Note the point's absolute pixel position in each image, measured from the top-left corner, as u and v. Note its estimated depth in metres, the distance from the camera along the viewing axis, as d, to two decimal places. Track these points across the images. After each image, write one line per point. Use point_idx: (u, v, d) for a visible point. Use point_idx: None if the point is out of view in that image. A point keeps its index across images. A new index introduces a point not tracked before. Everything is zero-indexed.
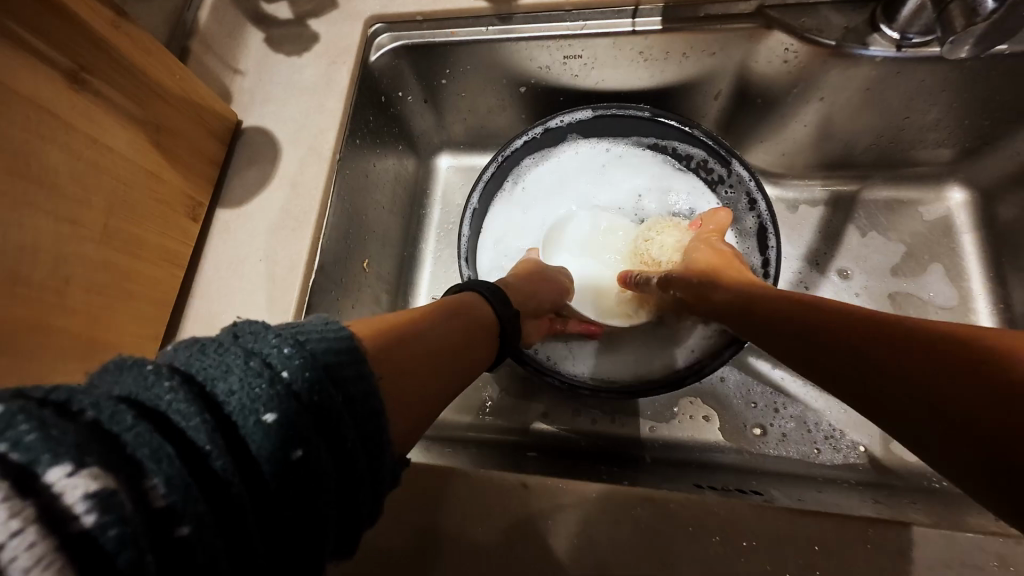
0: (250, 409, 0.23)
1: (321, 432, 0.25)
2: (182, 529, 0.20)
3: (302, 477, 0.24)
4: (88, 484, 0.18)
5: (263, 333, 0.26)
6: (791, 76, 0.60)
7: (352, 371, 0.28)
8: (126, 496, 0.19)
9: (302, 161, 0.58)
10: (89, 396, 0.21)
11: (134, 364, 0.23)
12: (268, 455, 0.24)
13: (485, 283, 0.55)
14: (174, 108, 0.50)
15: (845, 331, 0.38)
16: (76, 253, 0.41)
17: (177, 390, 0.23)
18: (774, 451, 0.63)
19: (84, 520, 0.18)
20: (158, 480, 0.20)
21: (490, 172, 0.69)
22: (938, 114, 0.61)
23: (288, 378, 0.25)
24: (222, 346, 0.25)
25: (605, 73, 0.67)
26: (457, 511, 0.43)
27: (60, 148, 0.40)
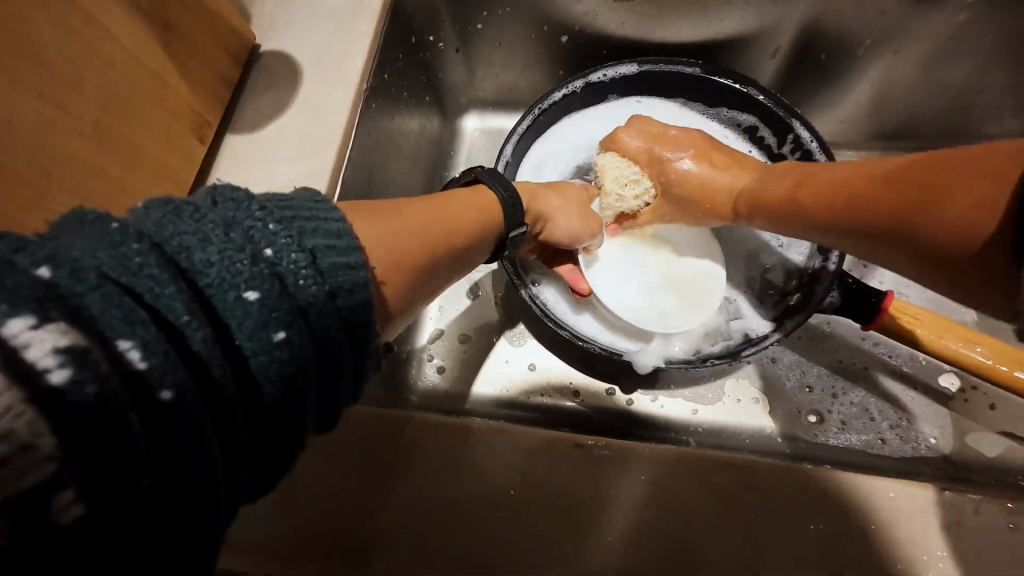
0: (231, 284, 0.23)
1: (304, 315, 0.25)
2: (163, 393, 0.21)
3: (284, 359, 0.25)
4: (57, 339, 0.18)
5: (245, 204, 0.25)
6: (865, 26, 0.56)
7: (341, 259, 0.27)
8: (99, 356, 0.19)
9: (324, 87, 0.53)
10: (47, 249, 0.20)
11: (97, 222, 0.22)
12: (248, 333, 0.23)
13: (501, 180, 0.47)
14: (191, 11, 0.44)
15: (839, 193, 0.43)
16: (61, 148, 0.35)
17: (148, 254, 0.22)
18: (834, 439, 0.57)
19: (55, 376, 0.18)
20: (130, 344, 0.20)
21: (526, 124, 0.62)
22: (1020, 74, 0.56)
23: (271, 256, 0.25)
24: (199, 214, 0.24)
25: (656, 21, 0.61)
26: (529, 474, 0.42)
27: (52, 19, 0.34)
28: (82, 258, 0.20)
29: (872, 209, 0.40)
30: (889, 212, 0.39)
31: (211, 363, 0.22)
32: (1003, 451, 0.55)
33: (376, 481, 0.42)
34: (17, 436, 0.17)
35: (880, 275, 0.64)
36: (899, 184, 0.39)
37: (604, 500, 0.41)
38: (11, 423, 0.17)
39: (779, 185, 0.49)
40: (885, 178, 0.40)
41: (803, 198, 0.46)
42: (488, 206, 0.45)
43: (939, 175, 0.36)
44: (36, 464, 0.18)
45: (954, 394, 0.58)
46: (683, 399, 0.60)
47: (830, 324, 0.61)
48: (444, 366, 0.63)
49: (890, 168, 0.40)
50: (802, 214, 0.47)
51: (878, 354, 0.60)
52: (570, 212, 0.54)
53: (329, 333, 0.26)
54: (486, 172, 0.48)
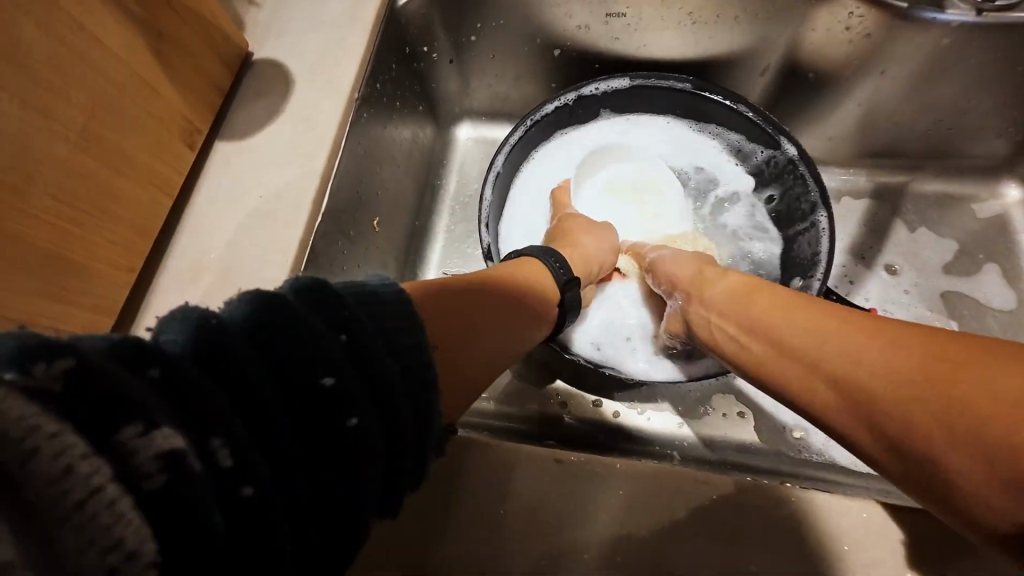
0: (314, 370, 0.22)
1: (379, 400, 0.24)
2: (246, 489, 0.19)
3: (366, 450, 0.22)
4: (162, 442, 0.17)
5: (325, 289, 0.24)
6: (852, 47, 0.56)
7: (409, 339, 0.26)
8: (193, 456, 0.18)
9: (317, 96, 0.53)
10: (151, 346, 0.19)
11: (194, 316, 0.21)
12: (329, 421, 0.22)
13: (550, 251, 0.50)
14: (183, 19, 0.44)
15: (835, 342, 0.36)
16: (45, 152, 0.35)
17: (239, 346, 0.21)
18: (817, 456, 0.57)
19: (154, 481, 0.17)
20: (220, 440, 0.19)
21: (518, 136, 0.62)
22: (1002, 97, 0.57)
23: (347, 341, 0.23)
24: (287, 302, 0.23)
25: (648, 37, 0.62)
26: (509, 489, 0.42)
27: (38, 25, 0.34)
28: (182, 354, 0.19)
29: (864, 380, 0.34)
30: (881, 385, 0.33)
31: (295, 457, 0.21)
32: None
33: None
34: (125, 544, 0.16)
35: (866, 292, 0.64)
36: (909, 360, 0.32)
37: (585, 517, 0.41)
38: (123, 532, 0.16)
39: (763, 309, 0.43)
40: (887, 344, 0.34)
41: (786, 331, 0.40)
42: (542, 280, 0.47)
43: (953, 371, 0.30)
44: (140, 575, 0.16)
45: None
46: (668, 413, 0.60)
47: None
48: None
49: (898, 338, 0.34)
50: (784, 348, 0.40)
51: None
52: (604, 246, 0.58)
53: (402, 413, 0.24)
54: (534, 248, 0.51)
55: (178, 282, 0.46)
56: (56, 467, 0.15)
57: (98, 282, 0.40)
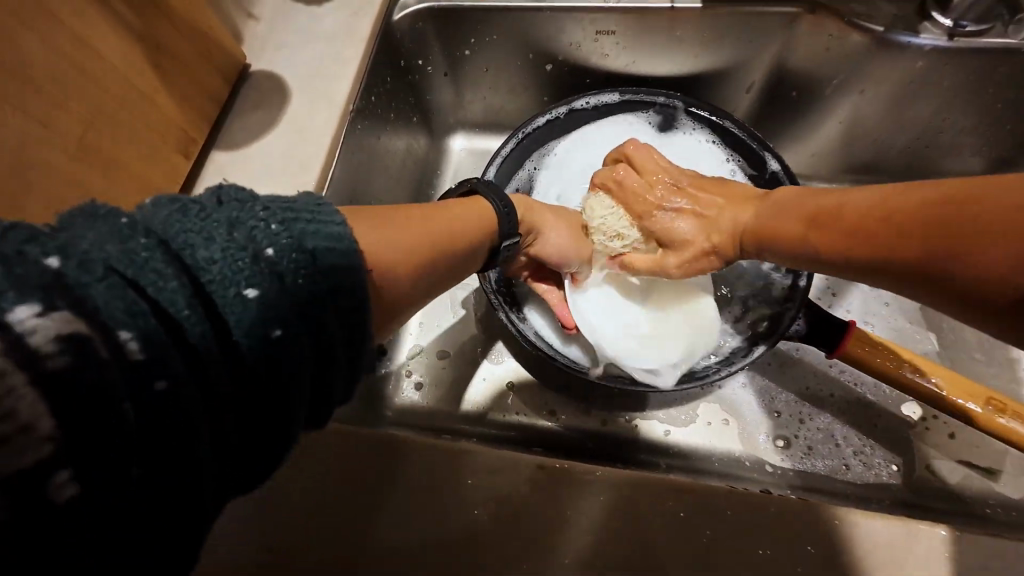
0: (231, 281, 0.24)
1: (301, 315, 0.26)
2: (160, 384, 0.22)
3: (280, 357, 0.25)
4: (61, 326, 0.20)
5: (249, 203, 0.26)
6: (832, 67, 0.58)
7: (341, 261, 0.27)
8: (100, 344, 0.20)
9: (312, 107, 0.55)
10: (59, 240, 0.21)
11: (109, 215, 0.22)
12: (246, 328, 0.24)
13: (497, 192, 0.49)
14: (181, 32, 0.45)
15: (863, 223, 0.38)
16: (44, 162, 0.36)
17: (154, 250, 0.22)
18: (799, 464, 0.58)
19: (54, 362, 0.19)
20: (129, 334, 0.21)
21: (510, 147, 0.63)
22: (977, 118, 0.59)
23: (272, 257, 0.25)
24: (205, 212, 0.24)
25: (637, 54, 0.64)
26: (495, 496, 0.43)
27: (42, 40, 0.35)
28: (91, 250, 0.21)
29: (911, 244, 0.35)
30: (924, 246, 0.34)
31: (213, 361, 0.23)
32: (960, 479, 0.57)
33: (349, 496, 0.43)
34: (17, 415, 0.19)
35: (848, 304, 0.66)
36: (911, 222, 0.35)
37: (566, 523, 0.41)
38: (14, 402, 0.19)
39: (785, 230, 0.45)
40: (905, 213, 0.36)
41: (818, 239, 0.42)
42: (486, 219, 0.47)
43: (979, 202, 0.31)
44: (34, 443, 0.19)
45: (916, 422, 0.59)
46: (654, 421, 0.61)
47: (799, 351, 0.63)
48: (422, 383, 0.64)
49: (906, 214, 0.35)
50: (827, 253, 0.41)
51: (844, 380, 0.61)
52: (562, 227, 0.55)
53: (326, 332, 0.27)
54: (486, 185, 0.49)
55: None
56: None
57: None
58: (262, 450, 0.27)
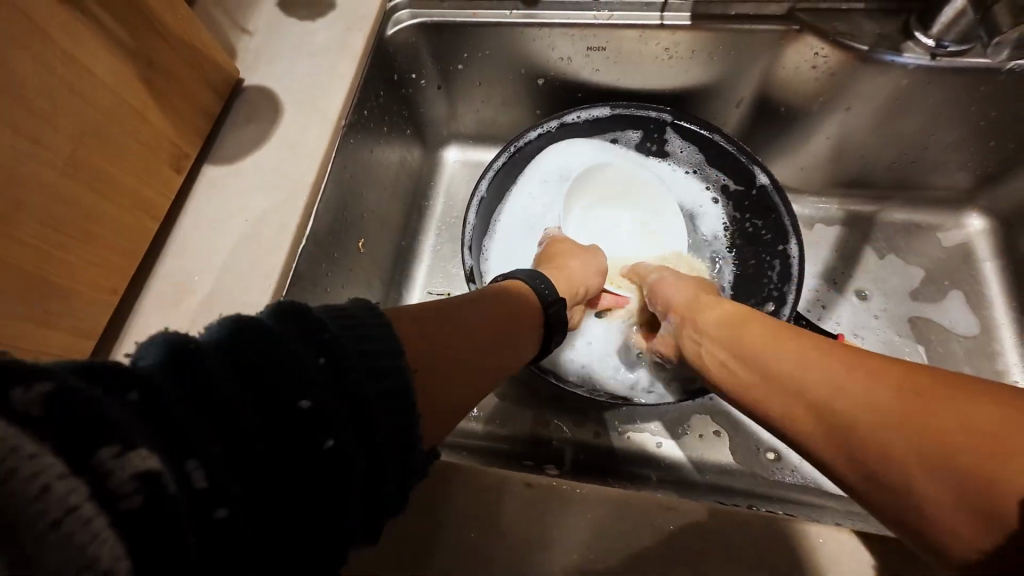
0: (288, 394, 0.22)
1: (358, 423, 0.24)
2: (219, 511, 0.20)
3: (341, 471, 0.23)
4: (139, 464, 0.18)
5: (303, 313, 0.25)
6: (819, 84, 0.59)
7: (389, 360, 0.26)
8: (169, 478, 0.19)
9: (305, 122, 0.55)
10: (133, 372, 0.20)
11: (174, 342, 0.22)
12: (303, 444, 0.22)
13: (533, 272, 0.51)
14: (173, 49, 0.46)
15: (833, 372, 0.36)
16: (31, 178, 0.36)
17: (218, 370, 0.21)
18: (790, 477, 0.59)
19: (130, 502, 0.18)
20: (198, 463, 0.20)
21: (503, 160, 0.64)
22: (961, 135, 0.60)
23: (324, 364, 0.24)
24: (264, 324, 0.24)
25: (627, 70, 0.65)
26: (485, 515, 0.43)
27: (33, 58, 0.35)
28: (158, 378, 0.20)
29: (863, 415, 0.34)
30: (874, 400, 0.33)
31: (272, 481, 0.21)
32: None
33: None
34: (99, 563, 0.17)
35: (837, 317, 0.67)
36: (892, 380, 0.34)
37: (552, 539, 0.41)
38: (96, 550, 0.17)
39: (753, 341, 0.44)
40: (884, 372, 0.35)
41: (783, 366, 0.40)
42: (529, 302, 0.47)
43: (953, 418, 0.30)
44: None
45: None
46: (646, 432, 0.61)
47: None
48: None
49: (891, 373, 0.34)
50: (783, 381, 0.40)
51: None
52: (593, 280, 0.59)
53: (384, 434, 0.25)
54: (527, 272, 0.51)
55: (161, 304, 0.47)
56: (33, 486, 0.16)
57: (80, 306, 0.41)
58: None
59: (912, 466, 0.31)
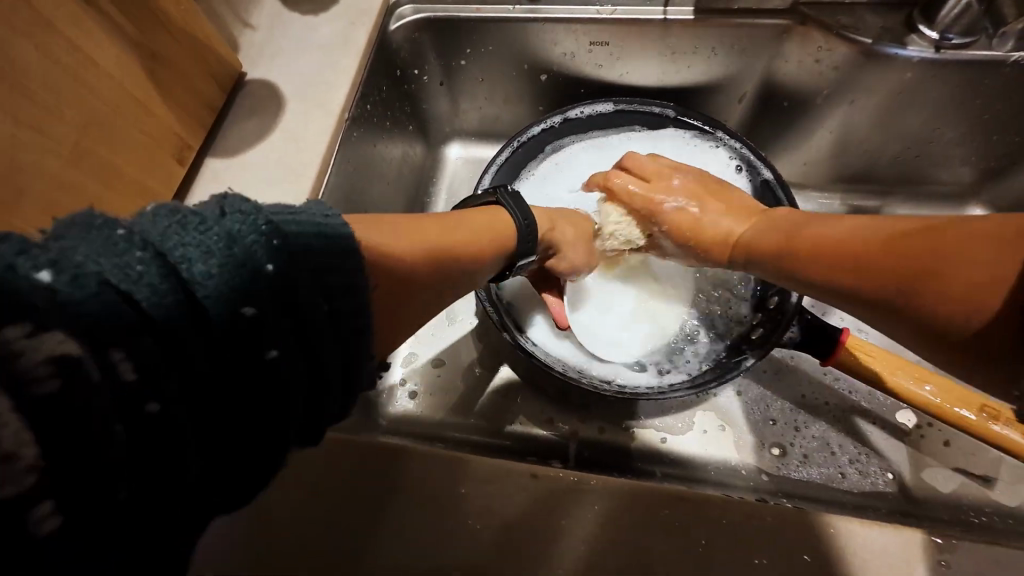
0: (227, 300, 0.23)
1: (297, 336, 0.25)
2: (151, 406, 0.20)
3: (275, 377, 0.25)
4: (56, 347, 0.18)
5: (251, 216, 0.25)
6: (822, 78, 0.59)
7: (339, 280, 0.27)
8: (90, 365, 0.19)
9: (307, 115, 0.55)
10: (51, 251, 0.20)
11: (102, 226, 0.21)
12: (241, 348, 0.23)
13: (519, 205, 0.49)
14: (177, 40, 0.45)
15: (852, 266, 0.39)
16: (35, 167, 0.36)
17: (150, 264, 0.21)
18: (795, 472, 0.58)
19: (47, 384, 0.18)
20: (123, 354, 0.20)
21: (506, 154, 0.64)
22: (964, 129, 0.60)
23: (271, 272, 0.24)
24: (205, 224, 0.23)
25: (630, 65, 0.64)
26: (491, 505, 0.42)
27: (37, 47, 0.35)
28: (84, 263, 0.20)
29: (880, 287, 0.37)
30: (887, 277, 0.36)
31: (204, 381, 0.22)
32: (956, 487, 0.56)
33: (337, 508, 0.43)
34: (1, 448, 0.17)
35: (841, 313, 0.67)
36: (887, 248, 0.37)
37: (558, 531, 0.41)
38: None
39: (776, 248, 0.47)
40: (878, 244, 0.37)
41: (816, 276, 0.42)
42: (506, 231, 0.47)
43: (940, 261, 0.33)
44: (17, 474, 0.17)
45: (910, 430, 0.60)
46: (651, 428, 0.61)
47: (793, 359, 0.64)
48: (417, 391, 0.64)
49: (886, 243, 0.37)
50: (822, 280, 0.42)
51: (839, 389, 0.62)
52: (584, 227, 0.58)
53: (325, 350, 0.27)
54: (508, 195, 0.51)
55: None
56: None
57: None
58: (251, 474, 0.26)
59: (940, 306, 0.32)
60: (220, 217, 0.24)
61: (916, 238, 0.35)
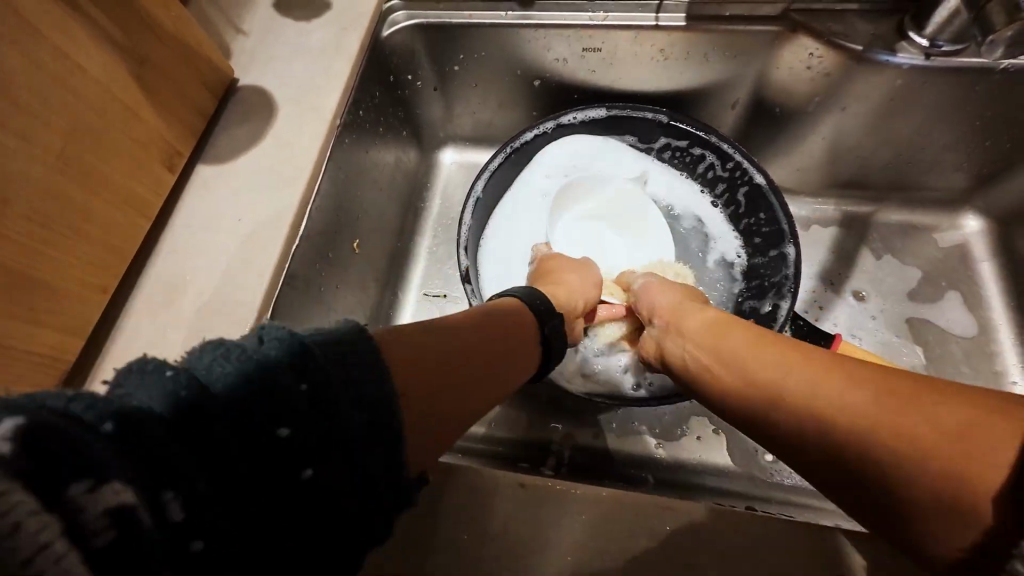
0: (267, 422, 0.22)
1: (344, 454, 0.23)
2: (197, 547, 0.20)
3: (319, 500, 0.23)
4: (115, 499, 0.18)
5: (288, 336, 0.24)
6: (814, 84, 0.59)
7: (387, 390, 0.26)
8: (146, 513, 0.18)
9: (299, 121, 0.55)
10: (108, 399, 0.20)
11: (153, 367, 0.21)
12: (282, 476, 0.22)
13: (527, 290, 0.49)
14: (166, 47, 0.45)
15: (819, 399, 0.33)
16: (20, 174, 0.36)
17: (192, 395, 0.21)
18: (789, 479, 0.58)
19: (102, 538, 0.18)
20: (176, 496, 0.19)
21: (498, 161, 0.63)
22: (957, 135, 0.60)
23: (309, 389, 0.23)
24: (246, 351, 0.23)
25: (622, 71, 0.64)
26: (478, 515, 0.42)
27: (21, 52, 0.35)
28: (138, 406, 0.20)
29: (831, 428, 0.32)
30: (854, 425, 0.31)
31: (247, 505, 0.21)
32: None
33: None
34: None
35: (835, 318, 0.67)
36: (863, 392, 0.32)
37: (547, 543, 0.41)
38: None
39: (733, 350, 0.42)
40: (847, 380, 0.33)
41: (767, 393, 0.37)
42: (523, 311, 0.45)
43: (926, 423, 0.28)
44: None
45: None
46: (645, 434, 0.61)
47: None
48: None
49: (856, 385, 0.32)
50: (763, 398, 0.38)
51: None
52: (592, 290, 0.57)
53: (373, 459, 0.24)
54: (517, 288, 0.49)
55: (151, 304, 0.47)
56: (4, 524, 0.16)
57: (70, 305, 0.41)
58: None
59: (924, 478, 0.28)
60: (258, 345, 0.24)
61: (899, 394, 0.31)
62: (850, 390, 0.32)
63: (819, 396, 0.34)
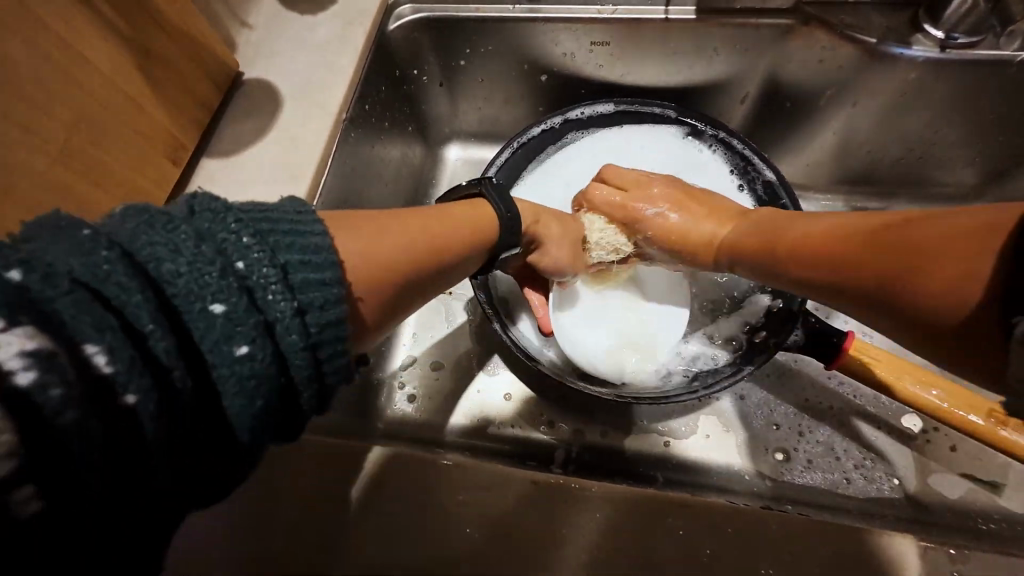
0: (197, 296, 0.23)
1: (271, 332, 0.25)
2: (127, 397, 0.22)
3: (246, 371, 0.24)
4: (24, 342, 0.19)
5: (221, 214, 0.26)
6: (824, 78, 0.59)
7: (316, 275, 0.26)
8: (65, 361, 0.20)
9: (304, 115, 0.54)
10: (23, 253, 0.21)
11: (68, 229, 0.22)
12: (211, 343, 0.23)
13: (502, 194, 0.48)
14: (173, 39, 0.45)
15: (838, 262, 0.38)
16: (23, 167, 0.35)
17: (116, 263, 0.22)
18: (800, 478, 0.57)
19: (21, 377, 0.19)
20: (94, 348, 0.21)
21: (505, 156, 0.63)
22: (970, 130, 0.59)
23: (241, 269, 0.25)
24: (173, 223, 0.24)
25: (631, 65, 0.64)
26: (488, 512, 0.42)
27: (26, 42, 0.34)
28: (54, 262, 0.21)
29: (852, 281, 0.36)
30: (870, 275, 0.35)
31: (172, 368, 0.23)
32: (962, 493, 0.55)
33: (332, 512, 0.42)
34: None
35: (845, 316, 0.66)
36: (867, 246, 0.36)
37: (558, 541, 0.40)
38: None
39: (754, 244, 0.47)
40: (853, 241, 0.37)
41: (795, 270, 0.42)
42: (489, 224, 0.45)
43: (925, 246, 0.32)
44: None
45: (918, 435, 0.59)
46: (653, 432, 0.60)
47: (797, 362, 0.63)
48: (415, 395, 0.63)
49: (860, 244, 0.37)
50: (796, 279, 0.42)
51: (843, 393, 0.61)
52: (573, 233, 0.55)
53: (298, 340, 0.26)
54: (492, 185, 0.48)
55: None
56: None
57: None
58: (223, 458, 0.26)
59: (930, 299, 0.31)
60: (190, 217, 0.25)
61: (899, 239, 0.34)
62: (862, 249, 0.36)
63: (838, 262, 0.38)
